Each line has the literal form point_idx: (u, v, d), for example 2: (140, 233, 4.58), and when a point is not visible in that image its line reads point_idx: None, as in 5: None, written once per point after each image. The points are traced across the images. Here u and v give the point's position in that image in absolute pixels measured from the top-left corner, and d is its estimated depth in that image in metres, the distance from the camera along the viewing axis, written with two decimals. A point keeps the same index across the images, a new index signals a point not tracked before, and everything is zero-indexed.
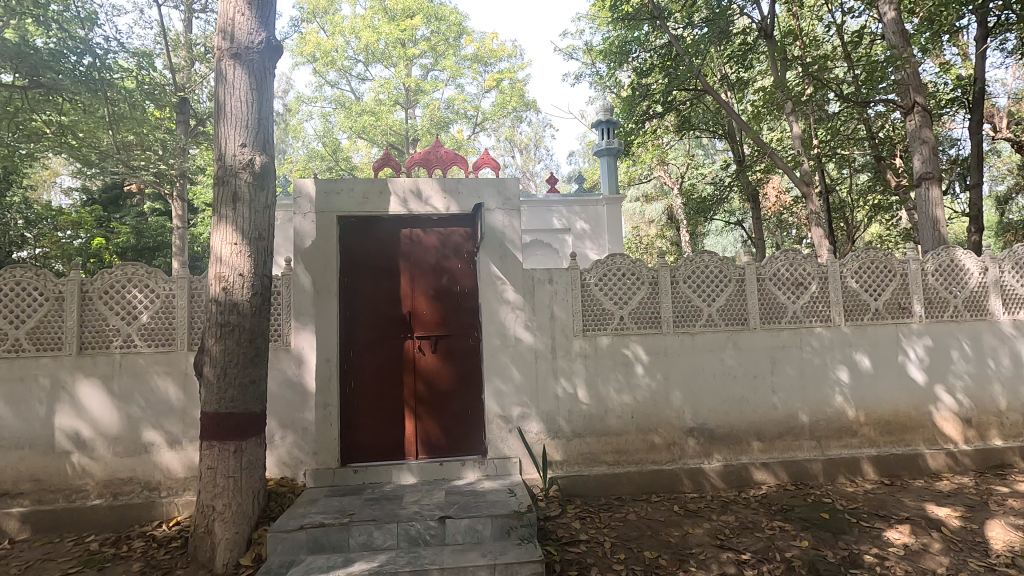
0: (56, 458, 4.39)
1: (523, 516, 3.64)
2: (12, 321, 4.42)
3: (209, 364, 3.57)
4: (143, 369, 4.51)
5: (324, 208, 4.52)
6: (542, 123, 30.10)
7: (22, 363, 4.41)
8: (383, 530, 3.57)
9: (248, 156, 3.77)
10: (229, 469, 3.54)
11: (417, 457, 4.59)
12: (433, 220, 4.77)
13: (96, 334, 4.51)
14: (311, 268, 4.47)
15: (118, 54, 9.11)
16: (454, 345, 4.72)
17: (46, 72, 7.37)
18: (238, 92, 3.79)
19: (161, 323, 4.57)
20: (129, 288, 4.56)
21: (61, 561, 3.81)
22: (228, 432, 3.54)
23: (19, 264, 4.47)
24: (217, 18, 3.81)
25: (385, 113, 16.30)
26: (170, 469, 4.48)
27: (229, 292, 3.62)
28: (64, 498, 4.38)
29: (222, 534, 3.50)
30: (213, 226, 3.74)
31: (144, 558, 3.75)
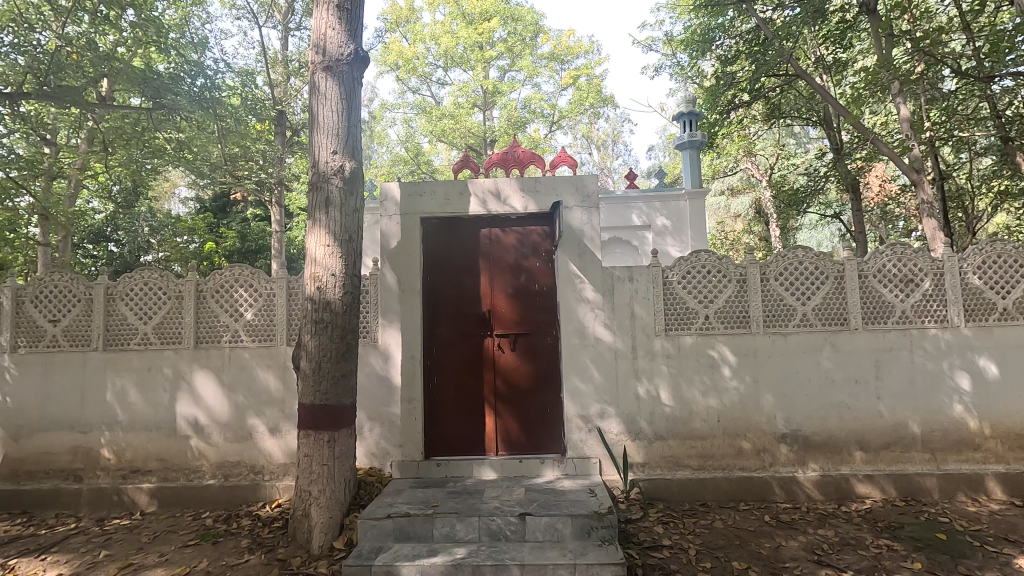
0: (177, 440, 4.89)
1: (603, 517, 3.59)
2: (142, 317, 4.99)
3: (306, 358, 3.82)
4: (248, 362, 4.91)
5: (408, 210, 4.70)
6: (620, 118, 29.56)
7: (149, 355, 4.96)
8: (465, 523, 3.66)
9: (339, 163, 4.00)
10: (324, 457, 3.78)
11: (497, 453, 4.66)
12: (512, 219, 4.82)
13: (209, 329, 4.97)
14: (396, 268, 4.68)
15: (226, 74, 9.98)
16: (532, 343, 4.74)
17: (167, 94, 8.21)
18: (329, 103, 4.03)
19: (264, 320, 4.95)
20: (236, 287, 4.99)
21: (182, 533, 4.23)
22: (323, 423, 3.77)
23: (147, 267, 5.04)
24: (311, 34, 4.07)
25: (463, 116, 16.68)
26: (272, 455, 4.85)
27: (322, 291, 3.86)
28: (184, 477, 4.86)
29: (318, 518, 3.74)
30: (308, 229, 4.00)
31: (251, 535, 4.08)
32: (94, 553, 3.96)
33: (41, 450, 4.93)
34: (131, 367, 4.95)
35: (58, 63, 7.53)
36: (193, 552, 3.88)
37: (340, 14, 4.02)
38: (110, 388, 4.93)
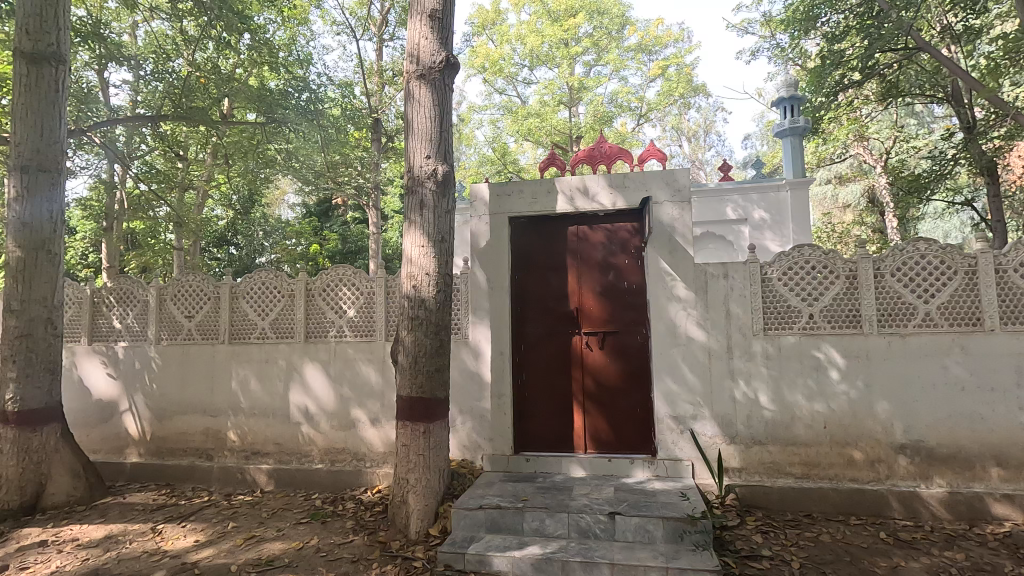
0: (291, 426, 5.35)
1: (697, 521, 3.48)
2: (261, 313, 5.51)
3: (403, 353, 4.04)
4: (351, 356, 5.27)
5: (497, 210, 4.82)
6: (713, 107, 28.21)
7: (267, 348, 5.46)
8: (554, 519, 3.70)
9: (433, 167, 4.17)
10: (420, 447, 3.98)
11: (585, 451, 4.65)
12: (599, 216, 4.79)
13: (317, 325, 5.39)
14: (486, 267, 4.82)
15: (328, 87, 10.73)
16: (621, 341, 4.69)
17: (278, 109, 8.97)
18: (424, 109, 4.22)
19: (365, 316, 5.29)
20: (340, 286, 5.36)
21: (295, 512, 4.63)
22: (419, 414, 3.97)
23: (264, 268, 5.56)
24: (407, 45, 4.28)
25: (549, 114, 16.74)
26: (372, 443, 5.17)
27: (418, 289, 4.05)
28: (296, 460, 5.31)
29: (415, 505, 3.94)
30: (405, 231, 4.21)
31: (355, 518, 4.38)
32: (223, 524, 4.43)
33: (180, 431, 5.60)
34: (252, 359, 5.48)
35: (189, 87, 8.48)
36: (306, 529, 4.24)
37: (433, 24, 4.21)
38: (234, 378, 5.50)
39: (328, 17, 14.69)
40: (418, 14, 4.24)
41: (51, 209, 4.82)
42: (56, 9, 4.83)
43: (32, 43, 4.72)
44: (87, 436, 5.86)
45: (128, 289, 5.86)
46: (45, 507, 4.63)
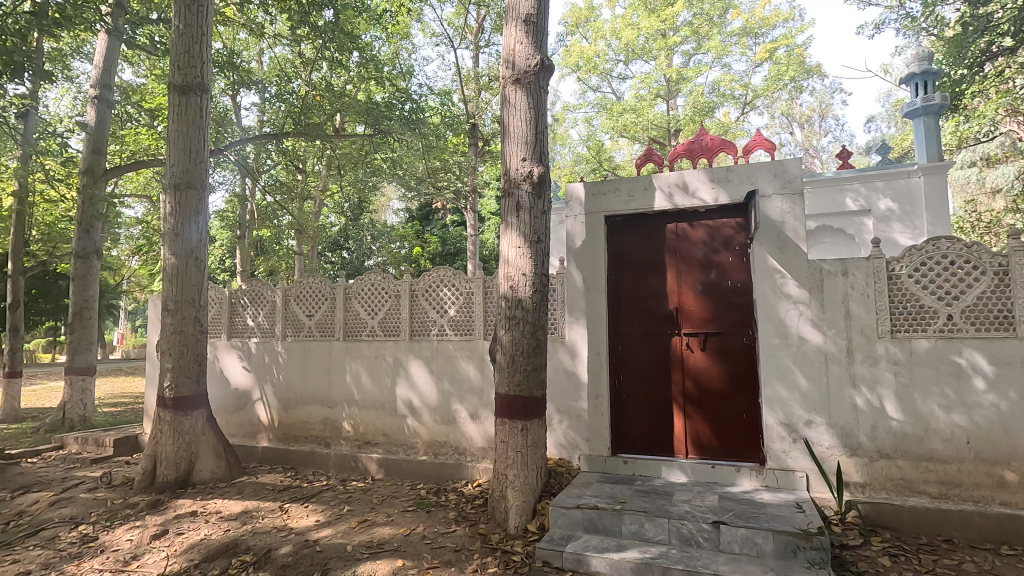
0: (397, 419, 5.69)
1: (812, 537, 3.24)
2: (371, 312, 5.92)
3: (501, 352, 4.15)
4: (452, 354, 5.50)
5: (593, 209, 4.81)
6: (830, 90, 25.84)
7: (376, 345, 5.85)
8: (654, 523, 3.62)
9: (528, 169, 4.24)
10: (519, 444, 4.06)
11: (687, 457, 4.50)
12: (700, 212, 4.60)
13: (421, 324, 5.69)
14: (581, 266, 4.82)
15: (428, 96, 11.24)
16: (726, 343, 4.46)
17: (384, 120, 9.54)
18: (519, 113, 4.31)
19: (464, 315, 5.50)
20: (441, 287, 5.61)
21: (402, 500, 4.91)
22: (517, 412, 4.06)
23: (373, 270, 5.95)
24: (503, 51, 4.40)
25: (645, 109, 16.25)
26: (472, 438, 5.35)
27: (515, 289, 4.15)
28: (403, 452, 5.63)
29: (514, 500, 4.04)
30: (502, 232, 4.32)
31: (457, 509, 4.57)
32: (340, 507, 4.81)
33: (302, 419, 6.15)
34: (363, 355, 5.90)
35: (307, 105, 9.28)
36: (412, 516, 4.48)
37: (528, 29, 4.29)
38: (348, 372, 5.95)
39: (428, 29, 15.37)
40: (513, 19, 4.34)
41: (198, 220, 5.50)
42: (200, 45, 5.51)
43: (182, 76, 5.43)
44: (227, 421, 6.62)
45: (259, 290, 6.53)
46: (195, 481, 5.31)
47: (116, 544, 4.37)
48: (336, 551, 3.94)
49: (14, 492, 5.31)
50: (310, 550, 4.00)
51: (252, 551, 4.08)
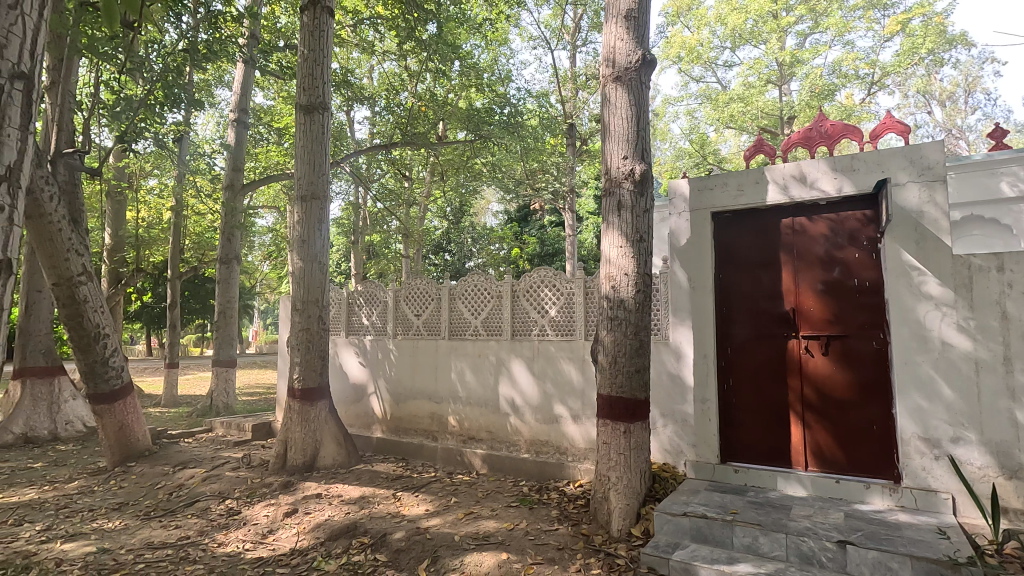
0: (500, 417, 5.84)
1: (961, 568, 2.87)
2: (474, 312, 6.14)
3: (603, 353, 4.12)
4: (553, 354, 5.56)
5: (698, 206, 4.63)
6: (979, 60, 22.64)
7: (479, 344, 6.05)
8: (770, 538, 3.41)
9: (630, 167, 4.17)
10: (621, 446, 4.01)
11: (806, 469, 4.18)
12: (820, 205, 4.26)
13: (523, 323, 5.80)
14: (686, 265, 4.66)
15: (526, 98, 11.41)
16: (852, 347, 4.09)
17: (484, 125, 9.86)
18: (620, 111, 4.25)
19: (565, 316, 5.52)
20: (541, 287, 5.67)
21: (505, 495, 5.03)
22: (620, 414, 4.01)
23: (476, 271, 6.15)
24: (602, 49, 4.36)
25: (754, 96, 15.29)
26: (574, 439, 5.37)
27: (617, 290, 4.10)
28: (506, 448, 5.76)
29: (617, 503, 3.99)
30: (603, 232, 4.29)
31: (559, 508, 4.60)
32: (447, 498, 5.04)
33: (412, 413, 6.51)
34: (468, 353, 6.13)
35: (413, 115, 9.82)
36: (515, 512, 4.58)
37: (628, 24, 4.23)
38: (454, 369, 6.21)
39: (526, 33, 15.58)
40: (613, 16, 4.29)
41: (321, 227, 6.02)
42: (322, 67, 6.03)
43: (307, 96, 5.98)
44: (345, 412, 7.16)
45: (373, 291, 7.00)
46: (320, 466, 5.81)
47: (255, 518, 4.91)
48: (444, 541, 4.14)
49: (176, 467, 6.13)
50: (421, 537, 4.24)
51: (369, 534, 4.41)
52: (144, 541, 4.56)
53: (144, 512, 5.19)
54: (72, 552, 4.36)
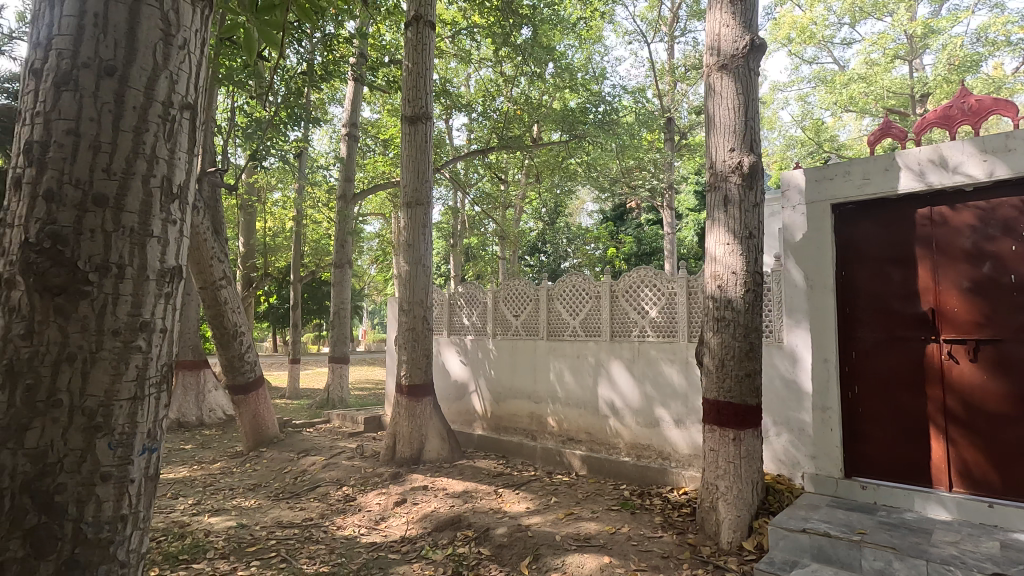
0: (600, 419, 5.78)
1: None
2: (573, 313, 6.12)
3: (709, 355, 3.94)
4: (654, 356, 5.41)
5: (816, 198, 4.28)
6: None
7: (578, 345, 6.03)
8: (906, 564, 3.07)
9: (738, 159, 3.96)
10: (730, 454, 3.81)
11: (950, 489, 3.72)
12: (965, 192, 3.77)
13: (622, 324, 5.70)
14: (802, 262, 4.33)
15: (622, 95, 11.21)
16: (1008, 353, 3.57)
17: (579, 125, 9.89)
18: (726, 101, 4.05)
19: (666, 317, 5.35)
20: (642, 288, 5.54)
21: (606, 498, 4.96)
22: (729, 420, 3.81)
23: (574, 272, 6.14)
24: (706, 38, 4.18)
25: (878, 75, 13.86)
26: (677, 444, 5.19)
27: (724, 289, 3.90)
28: (606, 451, 5.69)
29: (726, 514, 3.80)
30: (708, 229, 4.11)
31: (663, 515, 4.46)
32: (547, 497, 5.07)
33: (511, 412, 6.63)
34: (566, 354, 6.13)
35: (508, 120, 10.04)
36: (617, 515, 4.51)
37: (735, 9, 4.02)
38: (553, 370, 6.24)
39: (621, 28, 15.30)
40: (718, 2, 4.10)
41: (425, 232, 6.32)
42: (425, 78, 6.33)
43: (411, 107, 6.30)
44: (447, 408, 7.43)
45: (473, 292, 7.21)
46: (425, 459, 6.08)
47: (369, 505, 5.25)
48: (546, 539, 4.17)
49: (299, 454, 6.70)
50: (523, 534, 4.30)
51: (473, 527, 4.55)
52: (275, 520, 5.04)
53: (274, 494, 5.74)
54: (217, 525, 4.93)
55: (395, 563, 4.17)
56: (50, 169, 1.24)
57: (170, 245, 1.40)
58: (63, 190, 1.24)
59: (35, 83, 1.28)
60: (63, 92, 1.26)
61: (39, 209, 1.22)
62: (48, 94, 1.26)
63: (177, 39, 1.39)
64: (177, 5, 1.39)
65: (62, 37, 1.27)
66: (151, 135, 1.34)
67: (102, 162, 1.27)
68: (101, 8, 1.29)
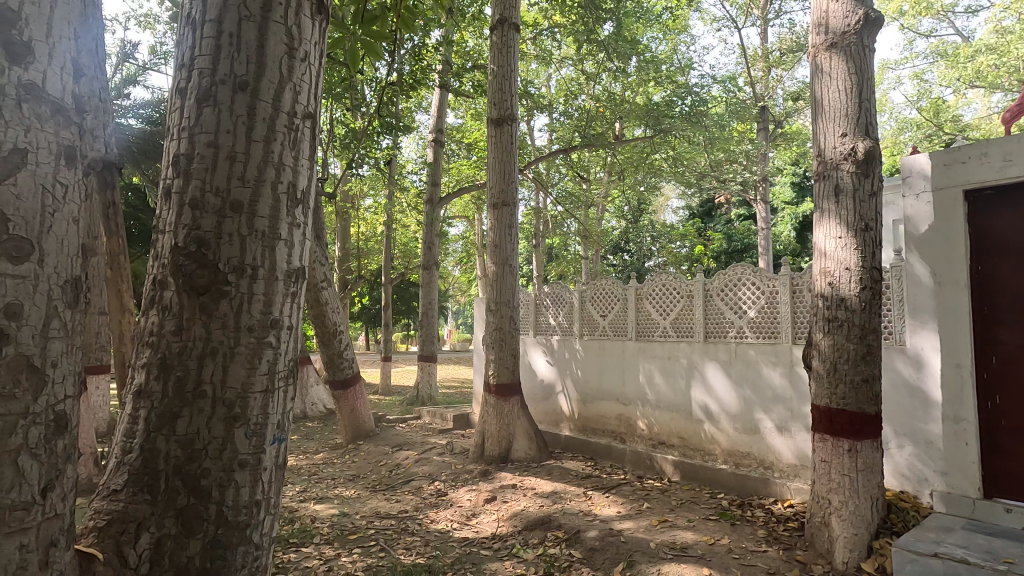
0: (694, 424, 5.54)
1: None
2: (663, 313, 5.92)
3: (818, 358, 3.64)
4: (754, 358, 5.10)
5: (944, 184, 3.84)
6: None
7: (670, 345, 5.82)
8: None
9: (851, 144, 3.63)
10: (845, 467, 3.50)
11: None
12: None
13: (717, 324, 5.43)
14: (928, 256, 3.90)
15: (711, 85, 10.69)
16: None
17: (665, 119, 9.58)
18: (835, 82, 3.73)
19: (767, 317, 5.03)
20: (739, 286, 5.25)
21: (702, 506, 4.74)
22: (843, 430, 3.50)
23: (664, 271, 5.94)
24: (812, 17, 3.88)
25: (1013, 44, 12.21)
26: (781, 453, 4.85)
27: (836, 287, 3.59)
28: (701, 457, 5.44)
29: (841, 531, 3.50)
30: (817, 222, 3.80)
31: (767, 528, 4.19)
32: (639, 503, 4.92)
33: (600, 413, 6.51)
34: (657, 355, 5.94)
35: (591, 118, 9.90)
36: (715, 525, 4.30)
37: None
38: (642, 372, 6.06)
39: (709, 15, 14.61)
40: None
41: (511, 232, 6.37)
42: (510, 81, 6.39)
43: (497, 109, 6.38)
44: (534, 407, 7.40)
45: (560, 292, 7.15)
46: (513, 458, 6.12)
47: (460, 501, 5.36)
48: (639, 546, 4.05)
49: (393, 448, 6.98)
50: (615, 539, 4.20)
51: (563, 529, 4.52)
52: (373, 510, 5.29)
53: (372, 485, 6.03)
54: (322, 512, 5.24)
55: (487, 559, 4.22)
56: (194, 179, 1.38)
57: (295, 247, 1.48)
58: (205, 198, 1.36)
59: (182, 102, 1.42)
60: (204, 108, 1.39)
61: (186, 216, 1.36)
62: (191, 110, 1.40)
63: (300, 50, 1.47)
64: (299, 20, 1.47)
65: (202, 57, 1.40)
66: (278, 144, 1.43)
67: (237, 171, 1.38)
68: (235, 28, 1.40)
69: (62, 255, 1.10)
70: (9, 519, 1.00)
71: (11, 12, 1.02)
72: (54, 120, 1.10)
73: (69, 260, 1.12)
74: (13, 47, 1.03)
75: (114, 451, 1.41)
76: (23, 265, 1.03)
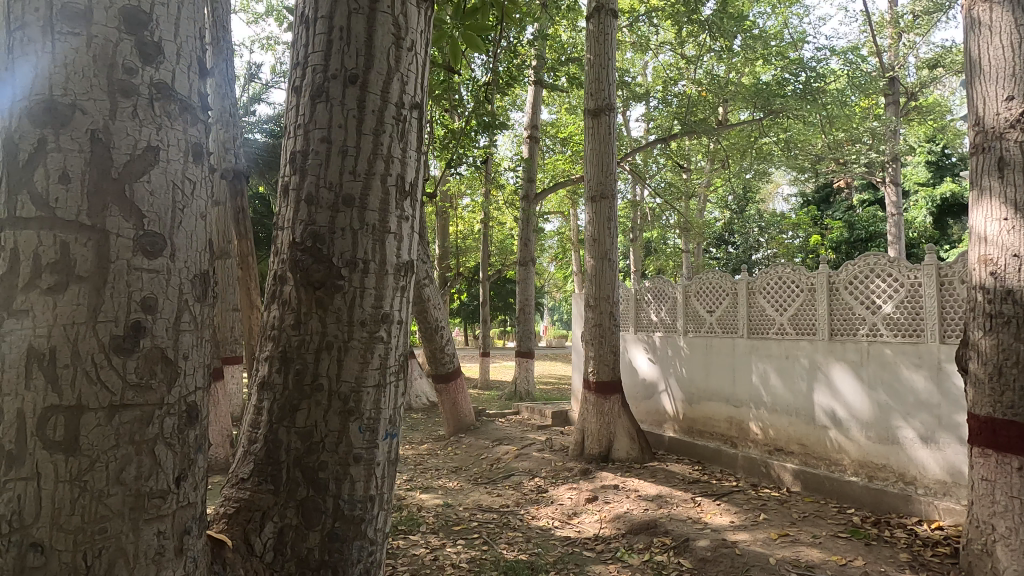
0: (817, 431, 5.03)
1: None
2: (779, 309, 5.43)
3: (977, 359, 3.12)
4: (891, 359, 4.53)
5: None
6: None
7: (788, 344, 5.33)
8: None
9: (1020, 108, 3.03)
10: (1014, 488, 2.96)
11: None
12: None
13: (845, 321, 4.88)
14: None
15: (831, 57, 9.67)
16: None
17: (776, 99, 8.84)
18: (998, 39, 3.16)
19: (907, 313, 4.43)
20: (872, 278, 4.68)
21: (829, 522, 4.29)
22: (1010, 445, 2.97)
23: (780, 263, 5.45)
24: None
25: None
26: (927, 467, 4.27)
27: (1001, 278, 3.04)
28: (826, 467, 4.93)
29: (1008, 563, 2.98)
30: (974, 202, 3.26)
31: (910, 552, 3.69)
32: (755, 513, 4.55)
33: (707, 415, 6.11)
34: (772, 354, 5.46)
35: (692, 103, 9.36)
36: (845, 544, 3.86)
37: None
38: (755, 372, 5.61)
39: None
40: None
41: (610, 226, 6.17)
42: (607, 70, 6.17)
43: (594, 100, 6.19)
44: (636, 406, 7.10)
45: (662, 287, 6.81)
46: (615, 459, 5.93)
47: (561, 499, 5.28)
48: (757, 561, 3.73)
49: (493, 442, 7.05)
50: (729, 551, 3.90)
51: (671, 535, 4.29)
52: (475, 503, 5.37)
53: (474, 478, 6.12)
54: (427, 501, 5.40)
55: (590, 561, 4.10)
56: (309, 174, 1.42)
57: (404, 240, 1.47)
58: (320, 193, 1.40)
59: (297, 99, 1.47)
60: (318, 103, 1.42)
61: (303, 211, 1.41)
62: (306, 107, 1.44)
63: (406, 40, 1.46)
64: (406, 9, 1.45)
65: (315, 53, 1.44)
66: (386, 136, 1.42)
67: (348, 164, 1.40)
68: (345, 23, 1.42)
69: (191, 250, 1.16)
70: (147, 506, 1.06)
71: (143, 14, 1.08)
72: (183, 118, 1.15)
73: (198, 255, 1.18)
74: (146, 47, 1.09)
75: (242, 440, 1.48)
76: (157, 259, 1.08)
